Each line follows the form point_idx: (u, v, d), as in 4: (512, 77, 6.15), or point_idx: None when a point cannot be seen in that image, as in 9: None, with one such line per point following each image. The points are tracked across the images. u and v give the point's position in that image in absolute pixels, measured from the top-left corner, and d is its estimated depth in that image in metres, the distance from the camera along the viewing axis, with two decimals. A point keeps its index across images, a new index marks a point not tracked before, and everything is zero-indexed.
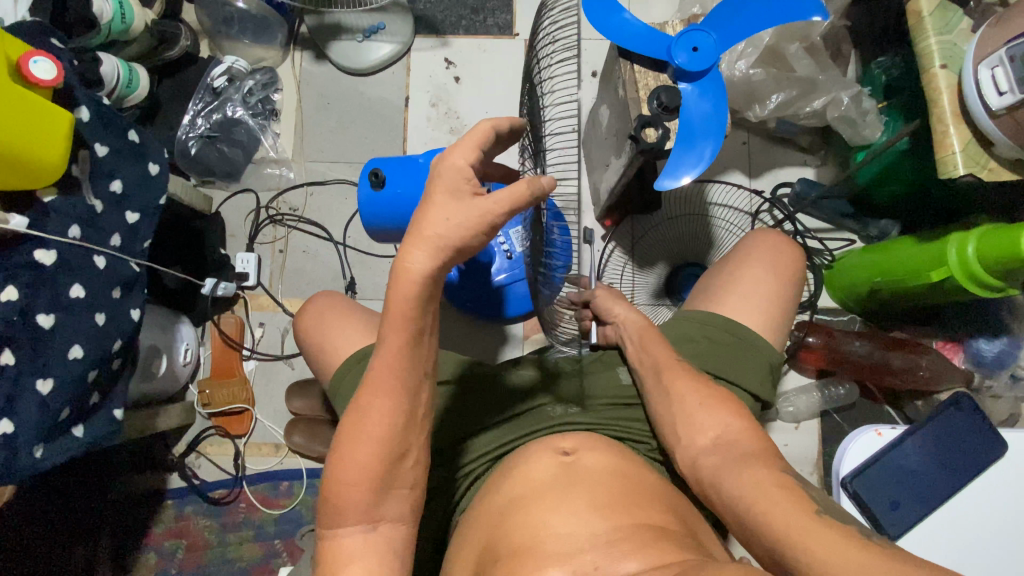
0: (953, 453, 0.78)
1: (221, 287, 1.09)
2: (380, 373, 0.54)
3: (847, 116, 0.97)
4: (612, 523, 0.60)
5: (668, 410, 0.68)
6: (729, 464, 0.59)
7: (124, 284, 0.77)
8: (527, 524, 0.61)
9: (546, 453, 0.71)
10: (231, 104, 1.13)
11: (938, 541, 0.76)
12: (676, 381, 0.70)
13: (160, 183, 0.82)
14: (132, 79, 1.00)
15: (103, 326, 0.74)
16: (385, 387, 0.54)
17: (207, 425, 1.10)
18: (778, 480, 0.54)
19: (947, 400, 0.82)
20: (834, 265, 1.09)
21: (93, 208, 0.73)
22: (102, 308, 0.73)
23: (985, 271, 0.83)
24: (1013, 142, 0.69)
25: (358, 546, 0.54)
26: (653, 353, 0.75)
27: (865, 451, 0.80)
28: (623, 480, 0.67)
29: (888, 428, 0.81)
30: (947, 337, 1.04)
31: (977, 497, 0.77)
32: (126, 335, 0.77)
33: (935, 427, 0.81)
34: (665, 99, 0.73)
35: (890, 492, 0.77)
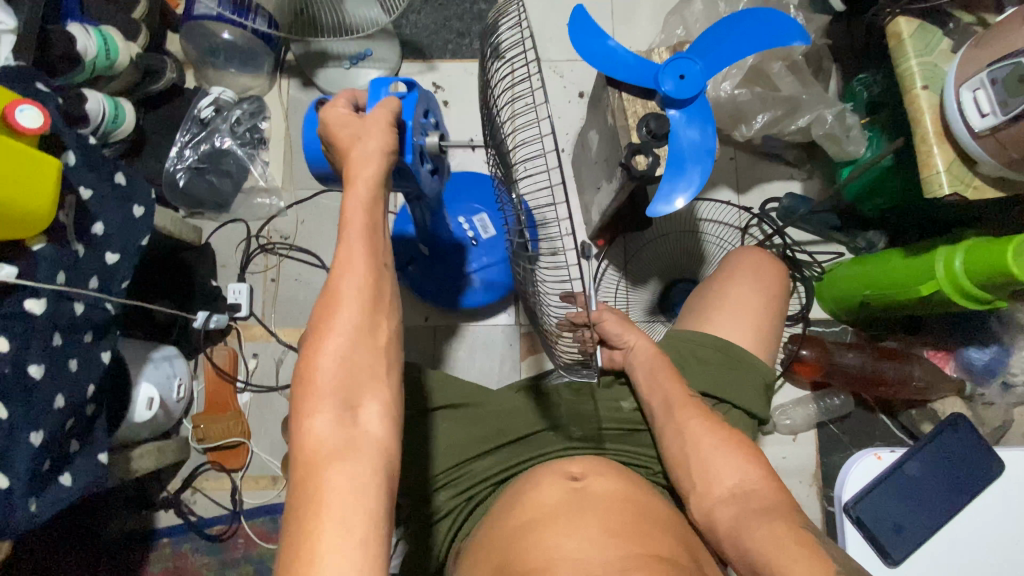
0: (952, 472, 0.80)
1: (213, 319, 1.07)
2: (347, 248, 0.51)
3: (833, 133, 0.98)
4: (624, 551, 0.60)
5: (681, 449, 0.69)
6: (747, 518, 0.60)
7: (94, 330, 0.75)
8: (538, 548, 0.61)
9: (556, 477, 0.71)
10: (219, 135, 1.12)
11: (942, 563, 0.76)
12: (683, 417, 0.71)
13: (144, 225, 0.82)
14: (118, 114, 1.00)
15: (75, 372, 0.72)
16: (358, 262, 0.51)
17: (203, 460, 1.09)
18: (796, 536, 0.56)
19: (945, 421, 0.84)
20: (824, 275, 1.10)
21: (79, 253, 0.72)
22: (72, 354, 0.71)
23: (972, 284, 0.84)
24: (996, 161, 0.71)
25: (333, 434, 0.47)
26: (660, 381, 0.75)
27: (865, 476, 0.81)
28: (631, 506, 0.67)
29: (887, 451, 0.82)
30: (939, 345, 1.06)
31: (979, 518, 0.78)
32: (95, 380, 0.75)
33: (935, 448, 0.82)
34: (654, 126, 0.75)
35: (894, 514, 0.78)
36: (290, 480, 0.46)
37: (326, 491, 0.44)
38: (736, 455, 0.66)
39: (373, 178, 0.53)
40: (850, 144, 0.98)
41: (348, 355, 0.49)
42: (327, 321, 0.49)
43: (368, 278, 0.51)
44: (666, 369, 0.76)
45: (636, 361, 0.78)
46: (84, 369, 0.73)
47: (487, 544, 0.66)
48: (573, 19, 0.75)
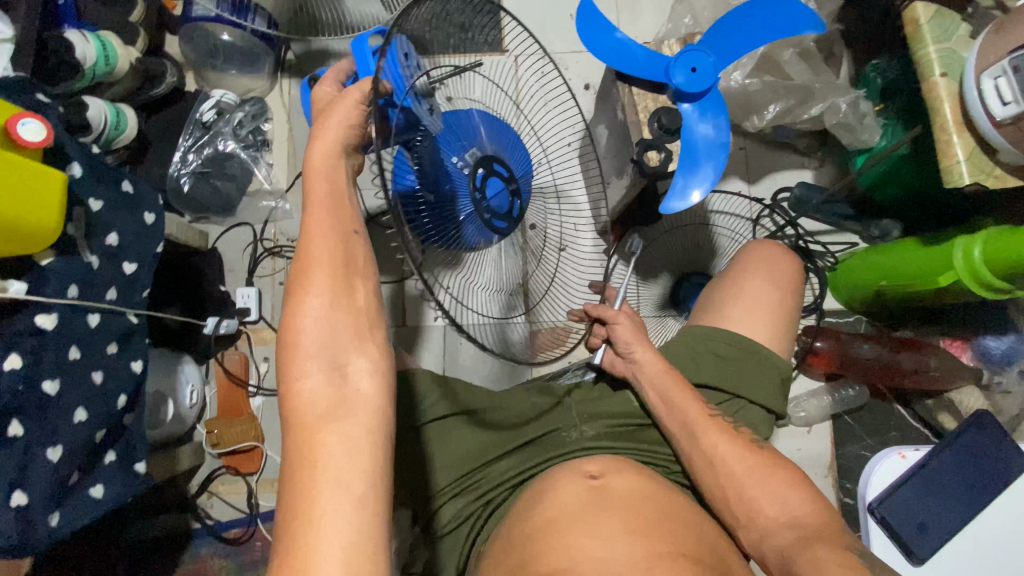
0: (979, 470, 0.79)
1: (223, 325, 1.08)
2: (317, 217, 0.52)
3: (846, 122, 0.96)
4: (646, 549, 0.60)
5: (714, 480, 0.69)
6: (795, 544, 0.60)
7: (117, 340, 0.76)
8: (558, 547, 0.62)
9: (573, 477, 0.71)
10: (222, 138, 1.12)
11: (963, 561, 0.76)
12: (710, 438, 0.71)
13: (156, 232, 0.81)
14: (120, 120, 0.99)
15: (103, 383, 0.72)
16: (329, 226, 0.51)
17: (218, 464, 1.09)
18: (837, 558, 0.55)
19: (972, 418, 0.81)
20: (836, 266, 1.09)
21: (92, 265, 0.71)
22: (96, 366, 0.72)
23: (989, 271, 0.82)
24: (1016, 149, 0.69)
25: (324, 391, 0.46)
26: (676, 402, 0.74)
27: (888, 476, 0.80)
28: (652, 505, 0.66)
29: (912, 450, 0.81)
30: (954, 333, 1.05)
31: (999, 515, 0.77)
32: (130, 390, 0.76)
33: (959, 447, 0.80)
34: (665, 121, 0.73)
35: (919, 513, 0.77)
36: (286, 445, 0.45)
37: (322, 451, 0.44)
38: (775, 481, 0.66)
39: (327, 151, 0.55)
40: (865, 132, 0.96)
41: (330, 317, 0.48)
42: (305, 283, 0.49)
43: (339, 244, 0.51)
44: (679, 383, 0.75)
45: (646, 377, 0.76)
46: (114, 380, 0.74)
47: (503, 548, 0.66)
48: (580, 14, 0.73)
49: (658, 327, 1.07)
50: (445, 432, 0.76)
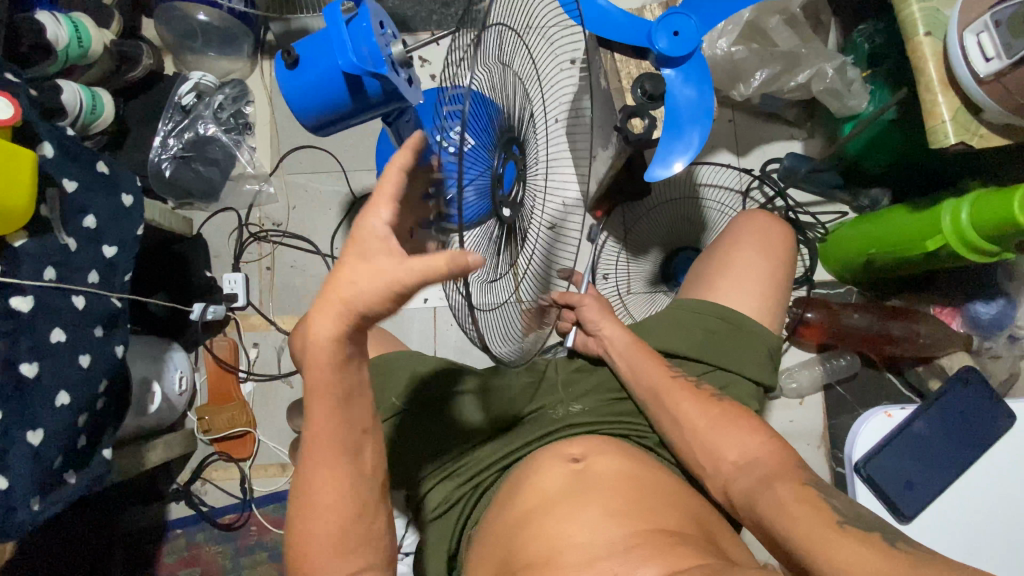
0: (965, 427, 0.79)
1: (210, 310, 1.06)
2: (321, 413, 0.58)
3: (834, 88, 0.95)
4: (628, 528, 0.60)
5: (680, 436, 0.71)
6: (757, 486, 0.61)
7: (105, 324, 0.75)
8: (541, 537, 0.61)
9: (556, 461, 0.70)
10: (202, 121, 1.09)
11: (952, 521, 0.76)
12: (677, 402, 0.72)
13: (136, 214, 0.79)
14: (96, 104, 0.97)
15: (88, 368, 0.71)
16: (335, 416, 0.58)
17: (210, 451, 1.09)
18: (798, 493, 0.57)
19: (958, 373, 0.83)
20: (827, 237, 1.08)
21: (69, 247, 0.70)
22: (81, 350, 0.71)
23: (979, 236, 0.82)
24: (1002, 107, 0.68)
25: (337, 560, 0.60)
26: (640, 370, 0.76)
27: (875, 436, 0.80)
28: (635, 484, 0.66)
29: (898, 409, 0.82)
30: (946, 301, 1.04)
31: (988, 470, 0.77)
32: (113, 374, 0.75)
33: (941, 406, 0.82)
34: (649, 87, 0.72)
35: (904, 471, 0.78)
36: None
37: None
38: (734, 430, 0.68)
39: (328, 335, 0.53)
40: (852, 98, 0.95)
41: (339, 499, 0.60)
42: (315, 466, 0.59)
43: (347, 437, 0.59)
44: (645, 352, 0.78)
45: (614, 350, 0.80)
46: (100, 365, 0.73)
47: (488, 542, 0.66)
48: None
49: (649, 303, 1.05)
50: (428, 417, 0.76)
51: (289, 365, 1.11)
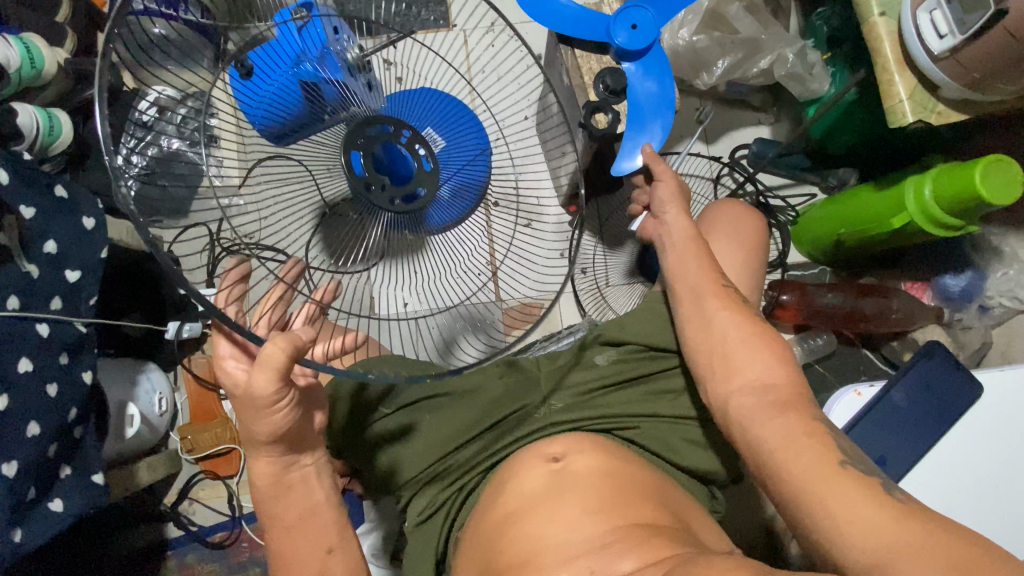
0: (933, 400, 0.80)
1: (186, 328, 1.05)
2: (291, 532, 0.68)
3: (795, 72, 0.96)
4: (605, 525, 0.62)
5: (706, 342, 0.69)
6: (764, 408, 0.60)
7: (69, 351, 0.73)
8: (523, 536, 0.63)
9: (536, 461, 0.71)
10: (166, 136, 1.07)
11: (929, 491, 0.77)
12: (710, 305, 0.71)
13: (100, 236, 0.77)
14: (54, 125, 0.94)
15: (56, 396, 0.70)
16: (304, 530, 0.68)
17: (196, 470, 1.08)
18: (805, 426, 0.57)
19: (920, 351, 0.83)
20: (798, 219, 1.10)
21: (31, 274, 0.69)
22: (50, 378, 0.70)
23: (943, 212, 0.83)
24: (957, 83, 0.70)
25: None
26: (688, 265, 0.74)
27: (848, 413, 0.82)
28: (613, 481, 0.67)
29: (867, 386, 0.83)
30: (915, 276, 1.06)
31: (956, 440, 0.79)
32: (79, 402, 0.74)
33: (915, 375, 0.81)
34: (610, 83, 0.74)
35: (878, 447, 0.78)
36: None
37: None
38: (758, 350, 0.65)
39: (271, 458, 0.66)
40: (814, 82, 0.96)
41: None
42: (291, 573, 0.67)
43: (316, 548, 0.68)
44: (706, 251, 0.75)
45: (670, 240, 0.77)
46: (63, 392, 0.72)
47: (472, 542, 0.67)
48: None
49: (628, 294, 1.06)
50: (414, 421, 0.77)
51: None
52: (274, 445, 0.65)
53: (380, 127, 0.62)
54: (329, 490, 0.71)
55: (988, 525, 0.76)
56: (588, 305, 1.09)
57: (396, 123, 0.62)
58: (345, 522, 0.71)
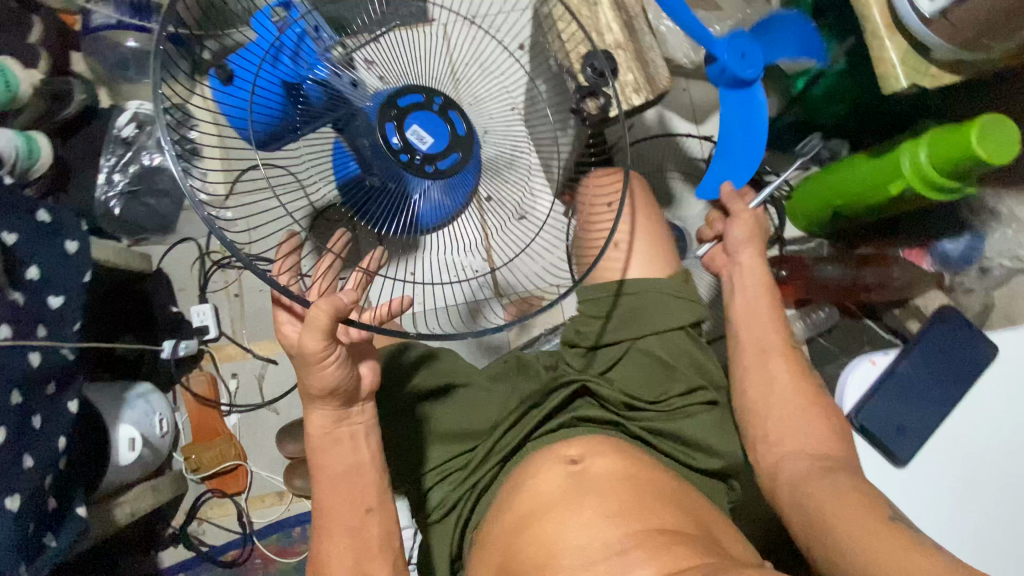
0: (947, 366, 0.79)
1: (181, 346, 1.02)
2: (329, 508, 0.66)
3: None
4: (624, 530, 0.61)
5: (764, 395, 0.74)
6: (814, 472, 0.67)
7: (57, 379, 0.71)
8: (540, 540, 0.62)
9: (554, 462, 0.69)
10: (147, 151, 1.04)
11: (942, 457, 0.77)
12: (774, 364, 0.75)
13: (81, 261, 0.75)
14: (33, 148, 0.91)
15: (42, 427, 0.68)
16: (337, 520, 0.66)
17: (203, 489, 1.06)
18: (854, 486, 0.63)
19: (932, 315, 0.82)
20: (793, 194, 1.10)
21: (17, 301, 0.66)
22: (34, 410, 0.67)
23: (941, 175, 0.83)
24: (950, 44, 0.69)
25: None
26: (759, 318, 0.79)
27: (863, 385, 0.81)
28: (634, 485, 0.66)
29: (881, 355, 0.82)
30: (914, 243, 1.04)
31: (969, 408, 0.79)
32: (67, 431, 0.72)
33: (927, 344, 0.80)
34: (599, 65, 0.72)
35: (896, 417, 0.78)
36: None
37: None
38: (818, 423, 0.72)
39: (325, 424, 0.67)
40: (802, 54, 0.95)
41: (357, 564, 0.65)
42: (328, 535, 0.66)
43: (352, 514, 0.66)
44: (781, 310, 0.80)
45: (741, 284, 0.81)
46: (47, 424, 0.69)
47: (490, 545, 0.66)
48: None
49: None
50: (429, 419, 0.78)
51: (273, 392, 1.09)
52: (330, 400, 0.64)
53: (406, 98, 0.64)
54: (374, 449, 0.69)
55: (1011, 488, 0.76)
56: None
57: (427, 91, 0.64)
58: (386, 487, 0.69)
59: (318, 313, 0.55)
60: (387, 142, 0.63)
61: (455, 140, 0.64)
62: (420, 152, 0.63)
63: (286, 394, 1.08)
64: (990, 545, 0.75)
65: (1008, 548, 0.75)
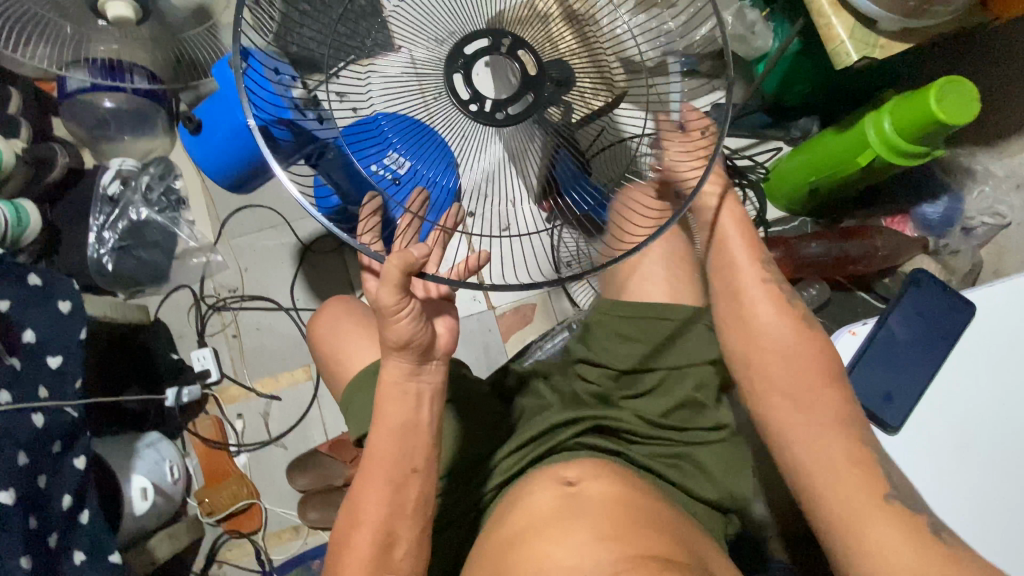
0: (932, 330, 0.79)
1: (185, 393, 1.05)
2: (379, 455, 0.66)
3: (737, 34, 0.97)
4: (616, 554, 0.60)
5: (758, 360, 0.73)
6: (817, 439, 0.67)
7: (63, 438, 0.73)
8: (528, 557, 0.62)
9: (550, 483, 0.70)
10: (133, 207, 1.07)
11: (942, 422, 0.77)
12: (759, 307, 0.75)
13: (77, 319, 0.77)
14: (20, 215, 0.93)
15: (46, 485, 0.69)
16: (383, 475, 0.66)
17: (220, 531, 1.06)
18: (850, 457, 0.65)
19: (907, 280, 0.82)
20: (769, 174, 1.10)
21: (15, 366, 0.69)
22: (39, 470, 0.69)
23: (906, 141, 0.84)
24: (892, 13, 0.70)
25: (373, 555, 0.65)
26: (738, 260, 0.77)
27: (847, 353, 0.81)
28: (626, 509, 0.66)
29: (861, 325, 0.82)
30: (893, 210, 1.06)
31: (965, 375, 0.77)
32: (73, 487, 0.73)
33: (907, 307, 0.81)
34: (555, 74, 0.67)
35: (883, 383, 0.78)
36: (331, 545, 0.68)
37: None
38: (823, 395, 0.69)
39: (399, 376, 0.65)
40: (757, 40, 0.97)
41: (387, 505, 0.66)
42: (368, 479, 0.67)
43: (396, 470, 0.67)
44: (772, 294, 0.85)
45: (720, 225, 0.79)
46: (53, 482, 0.71)
47: (480, 561, 0.66)
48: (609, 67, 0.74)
49: None
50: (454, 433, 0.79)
51: (280, 428, 1.10)
52: (406, 351, 0.63)
53: (473, 45, 0.67)
54: (434, 413, 0.68)
55: (1011, 444, 0.75)
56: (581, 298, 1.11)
57: (493, 35, 0.67)
58: (437, 451, 0.69)
59: (390, 268, 0.56)
60: (457, 94, 0.66)
61: (526, 82, 0.67)
62: (487, 100, 0.66)
63: (293, 428, 1.10)
64: (992, 509, 0.73)
65: (1013, 511, 0.73)
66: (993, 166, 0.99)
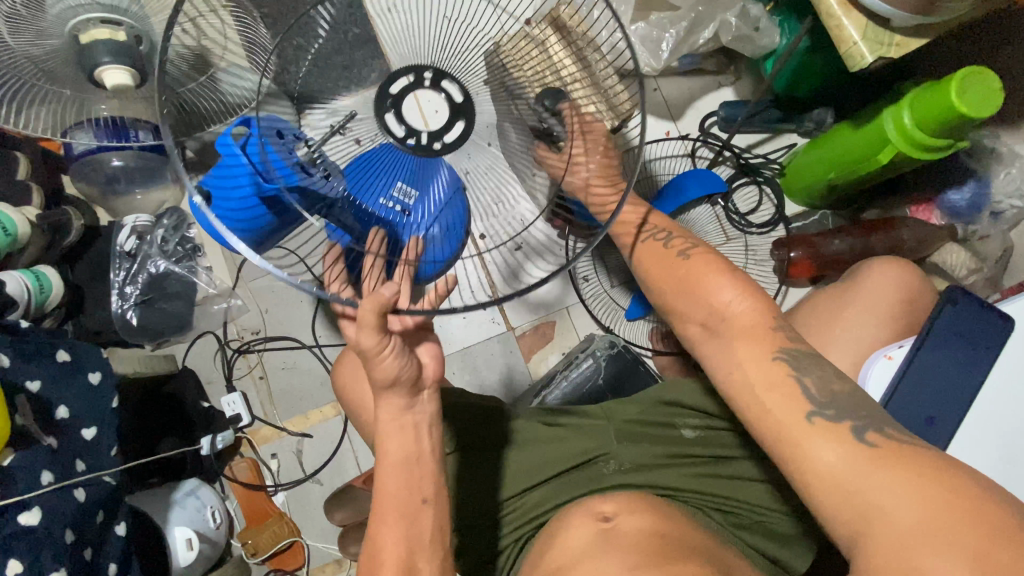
0: (967, 347, 0.72)
1: (219, 439, 1.07)
2: (391, 497, 0.64)
3: (742, 34, 0.94)
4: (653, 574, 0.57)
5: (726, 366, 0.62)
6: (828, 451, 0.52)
7: (103, 508, 0.75)
8: None
9: (586, 519, 0.70)
10: (152, 260, 1.09)
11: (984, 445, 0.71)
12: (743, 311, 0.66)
13: (106, 390, 0.79)
14: (42, 283, 0.95)
15: (93, 557, 0.71)
16: (397, 509, 0.64)
17: (265, 570, 1.08)
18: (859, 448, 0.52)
19: (942, 298, 0.73)
20: (785, 170, 1.08)
21: (52, 445, 0.70)
22: (85, 542, 0.71)
23: (928, 135, 0.81)
24: (906, 12, 0.67)
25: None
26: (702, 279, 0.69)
27: (883, 378, 0.73)
28: (660, 540, 0.63)
29: (897, 348, 0.74)
30: (917, 198, 1.02)
31: (1003, 398, 0.72)
32: (118, 556, 0.76)
33: (947, 328, 0.72)
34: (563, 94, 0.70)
35: (926, 407, 0.70)
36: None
37: None
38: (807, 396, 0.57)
39: (399, 408, 0.64)
40: (764, 37, 0.94)
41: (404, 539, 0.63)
42: (378, 517, 0.63)
43: (408, 500, 0.64)
44: (873, 313, 0.81)
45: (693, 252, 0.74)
46: (99, 552, 0.73)
47: None
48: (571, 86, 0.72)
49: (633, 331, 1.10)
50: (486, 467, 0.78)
51: (314, 465, 1.12)
52: (396, 392, 0.63)
53: (398, 83, 0.64)
54: (435, 438, 0.67)
55: None
56: (603, 316, 1.10)
57: (415, 69, 0.64)
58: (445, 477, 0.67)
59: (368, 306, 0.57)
60: (393, 133, 0.64)
61: (455, 109, 0.65)
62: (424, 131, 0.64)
63: (326, 464, 1.12)
64: None
65: None
66: (1017, 145, 0.95)
